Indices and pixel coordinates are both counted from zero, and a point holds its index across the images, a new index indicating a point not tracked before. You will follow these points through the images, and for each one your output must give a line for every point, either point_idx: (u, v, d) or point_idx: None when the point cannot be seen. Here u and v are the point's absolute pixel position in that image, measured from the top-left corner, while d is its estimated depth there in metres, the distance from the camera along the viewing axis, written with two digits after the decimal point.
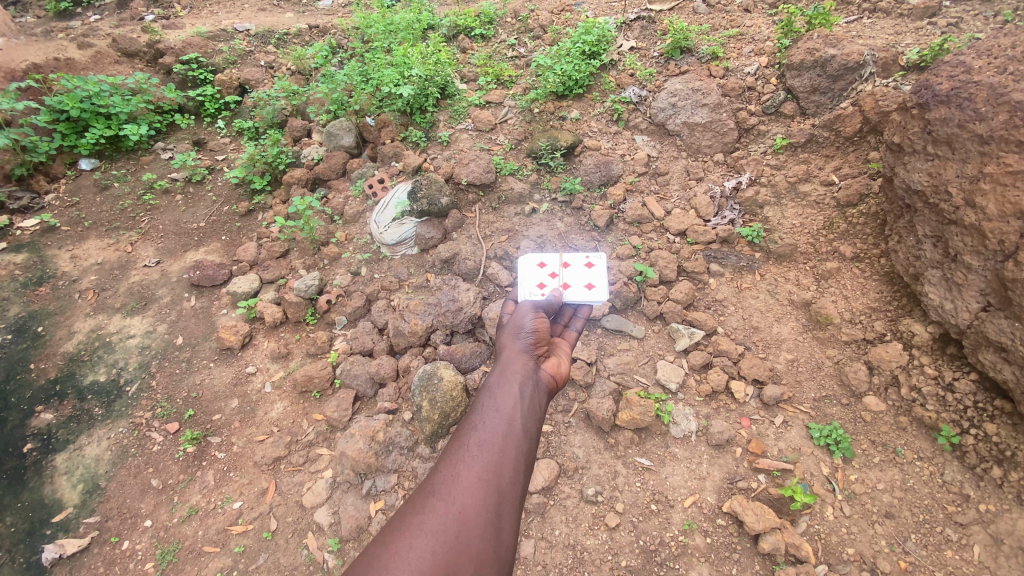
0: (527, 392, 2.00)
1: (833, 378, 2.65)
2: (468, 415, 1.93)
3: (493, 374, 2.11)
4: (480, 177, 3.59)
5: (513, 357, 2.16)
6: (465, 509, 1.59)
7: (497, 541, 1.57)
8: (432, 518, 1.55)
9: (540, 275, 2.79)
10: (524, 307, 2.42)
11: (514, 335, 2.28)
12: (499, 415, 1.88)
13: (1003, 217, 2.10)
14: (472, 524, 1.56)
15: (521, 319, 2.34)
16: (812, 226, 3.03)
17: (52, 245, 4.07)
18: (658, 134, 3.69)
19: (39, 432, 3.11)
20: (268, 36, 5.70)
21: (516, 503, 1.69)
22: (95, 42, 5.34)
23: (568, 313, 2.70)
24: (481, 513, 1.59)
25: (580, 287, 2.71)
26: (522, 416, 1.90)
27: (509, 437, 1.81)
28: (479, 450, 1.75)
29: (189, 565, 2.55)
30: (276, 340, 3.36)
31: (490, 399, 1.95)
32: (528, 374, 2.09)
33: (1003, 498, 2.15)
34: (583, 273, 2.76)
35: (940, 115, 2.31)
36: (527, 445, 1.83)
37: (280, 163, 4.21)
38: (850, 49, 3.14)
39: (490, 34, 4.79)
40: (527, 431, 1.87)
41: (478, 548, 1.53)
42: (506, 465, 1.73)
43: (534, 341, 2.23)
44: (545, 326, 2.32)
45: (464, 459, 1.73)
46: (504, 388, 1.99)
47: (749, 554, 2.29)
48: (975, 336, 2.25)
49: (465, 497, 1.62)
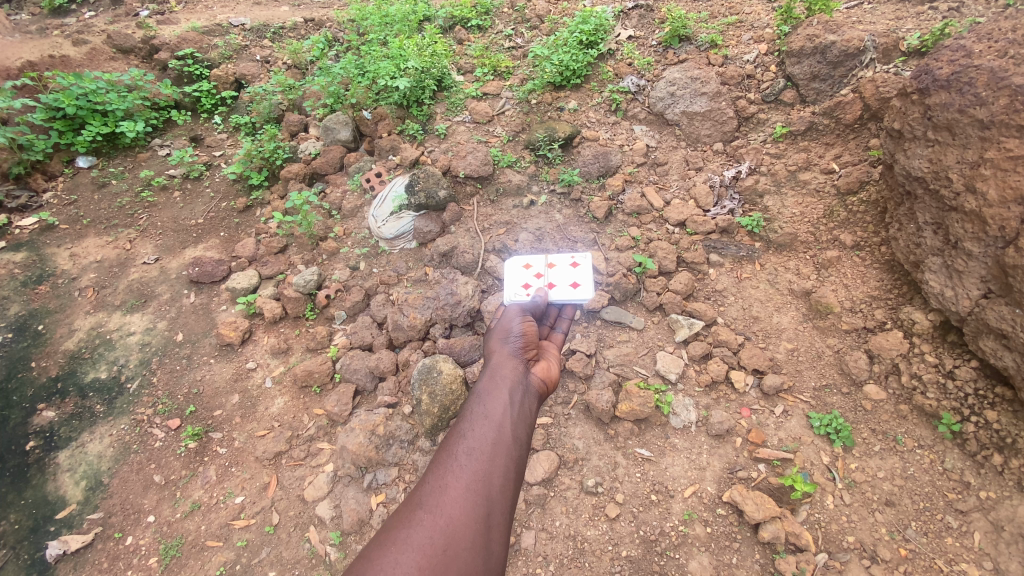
0: (517, 398, 2.01)
1: (834, 367, 2.64)
2: (457, 424, 1.92)
3: (482, 380, 2.11)
4: (478, 169, 3.56)
5: (502, 363, 2.17)
6: (453, 520, 1.57)
7: (486, 553, 1.56)
8: (420, 531, 1.54)
9: (524, 276, 2.81)
10: (513, 310, 2.44)
11: (502, 340, 2.29)
12: (488, 422, 1.88)
13: (1004, 203, 2.08)
14: (461, 535, 1.55)
15: (509, 323, 2.36)
16: (812, 214, 3.01)
17: (51, 243, 4.07)
18: (657, 124, 3.66)
19: (42, 429, 3.13)
20: (264, 30, 5.66)
21: (505, 513, 1.68)
22: (91, 39, 5.32)
23: (553, 314, 2.77)
24: (470, 524, 1.58)
25: (565, 287, 2.74)
26: (511, 423, 1.90)
27: (498, 444, 1.81)
28: (468, 459, 1.75)
29: (193, 559, 2.57)
30: (276, 336, 3.37)
31: (479, 406, 1.95)
32: (517, 380, 2.09)
33: (1004, 485, 2.14)
34: (568, 272, 2.78)
35: (940, 100, 2.29)
36: (517, 452, 1.83)
37: (277, 159, 4.23)
38: (851, 35, 3.11)
39: (487, 24, 4.76)
40: (517, 437, 1.87)
41: (468, 560, 1.51)
42: (496, 474, 1.73)
43: (522, 346, 2.24)
44: (533, 329, 2.36)
45: (452, 470, 1.72)
46: (494, 395, 1.99)
47: (749, 544, 2.30)
48: (975, 323, 2.23)
49: (453, 508, 1.61)
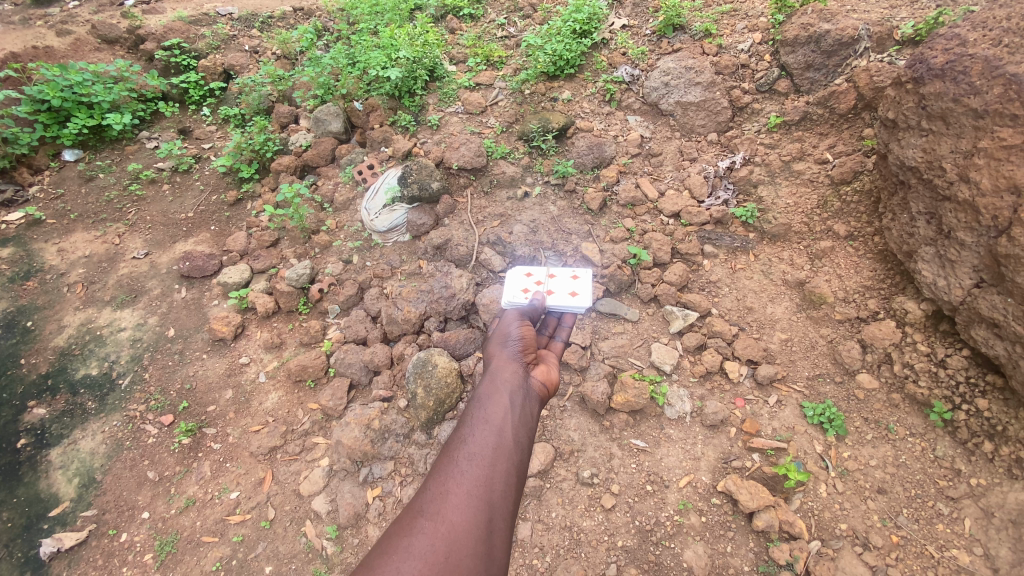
0: (518, 402, 1.99)
1: (827, 357, 2.66)
2: (458, 429, 1.90)
3: (482, 385, 2.09)
4: (471, 161, 3.54)
5: (501, 366, 2.15)
6: (455, 527, 1.56)
7: (489, 560, 1.54)
8: (422, 539, 1.52)
9: (525, 282, 2.77)
10: (511, 315, 2.44)
11: (501, 344, 2.28)
12: (489, 427, 1.86)
13: (997, 192, 2.09)
14: (463, 542, 1.53)
15: (508, 328, 2.35)
16: (806, 205, 3.01)
17: (38, 238, 4.00)
18: (650, 114, 3.65)
19: (33, 427, 3.10)
20: (252, 19, 5.57)
21: (507, 519, 1.67)
22: (75, 29, 5.19)
23: (553, 323, 2.64)
24: (472, 529, 1.57)
25: (563, 294, 2.67)
26: (512, 427, 1.89)
27: (499, 449, 1.80)
28: (470, 465, 1.73)
29: (188, 555, 2.56)
30: (269, 330, 3.35)
31: (479, 410, 1.94)
32: (517, 384, 2.07)
33: (995, 472, 2.16)
34: (568, 283, 2.74)
35: (935, 89, 2.29)
36: (518, 457, 1.81)
37: (267, 151, 4.17)
38: (845, 23, 3.09)
39: (479, 13, 4.70)
40: (518, 442, 1.86)
41: (470, 568, 1.49)
42: (497, 480, 1.72)
43: (522, 349, 2.23)
44: (531, 334, 2.34)
45: (452, 476, 1.70)
46: (494, 399, 1.98)
47: (743, 532, 2.32)
48: (968, 312, 2.25)
49: (455, 515, 1.59)
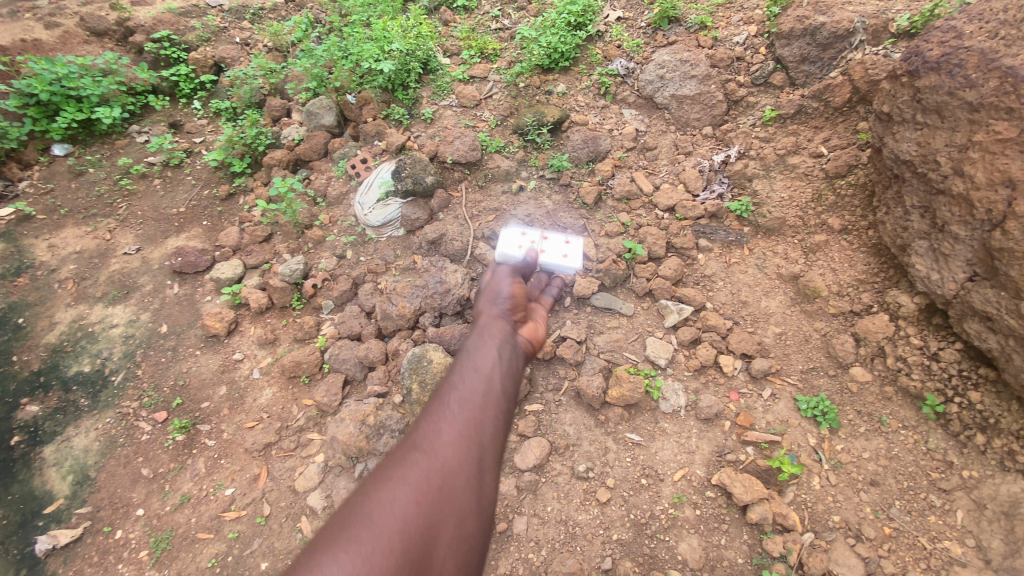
0: (506, 353, 2.00)
1: (821, 350, 2.67)
2: (448, 375, 1.89)
3: (471, 337, 2.10)
4: (466, 155, 3.51)
5: (491, 322, 2.15)
6: (447, 462, 1.56)
7: (479, 493, 1.56)
8: (415, 471, 1.52)
9: (519, 240, 2.72)
10: (503, 270, 2.45)
11: (490, 301, 2.28)
12: (480, 372, 1.86)
13: (991, 186, 2.09)
14: (455, 476, 1.54)
15: (499, 285, 2.36)
16: (800, 198, 3.01)
17: (28, 234, 3.95)
18: (646, 108, 3.62)
19: (26, 424, 3.07)
20: (242, 11, 5.48)
21: (496, 459, 1.68)
22: (62, 20, 5.09)
23: (542, 279, 2.70)
24: (464, 464, 1.57)
25: (555, 255, 2.68)
26: (501, 375, 1.89)
27: (489, 394, 1.80)
28: (460, 407, 1.72)
29: (184, 552, 2.56)
30: (263, 326, 3.33)
31: (470, 358, 1.94)
32: (505, 338, 2.08)
33: (986, 464, 2.18)
34: (560, 244, 2.72)
35: (930, 82, 2.28)
36: (507, 403, 1.82)
37: (259, 145, 4.13)
38: (841, 16, 3.07)
39: (473, 5, 4.65)
40: (506, 390, 1.86)
41: (462, 498, 1.52)
42: (487, 420, 1.72)
43: (511, 306, 2.23)
44: (522, 290, 2.34)
45: (444, 416, 1.70)
46: (482, 349, 1.98)
47: (737, 525, 2.34)
48: (960, 306, 2.26)
49: (447, 451, 1.59)
